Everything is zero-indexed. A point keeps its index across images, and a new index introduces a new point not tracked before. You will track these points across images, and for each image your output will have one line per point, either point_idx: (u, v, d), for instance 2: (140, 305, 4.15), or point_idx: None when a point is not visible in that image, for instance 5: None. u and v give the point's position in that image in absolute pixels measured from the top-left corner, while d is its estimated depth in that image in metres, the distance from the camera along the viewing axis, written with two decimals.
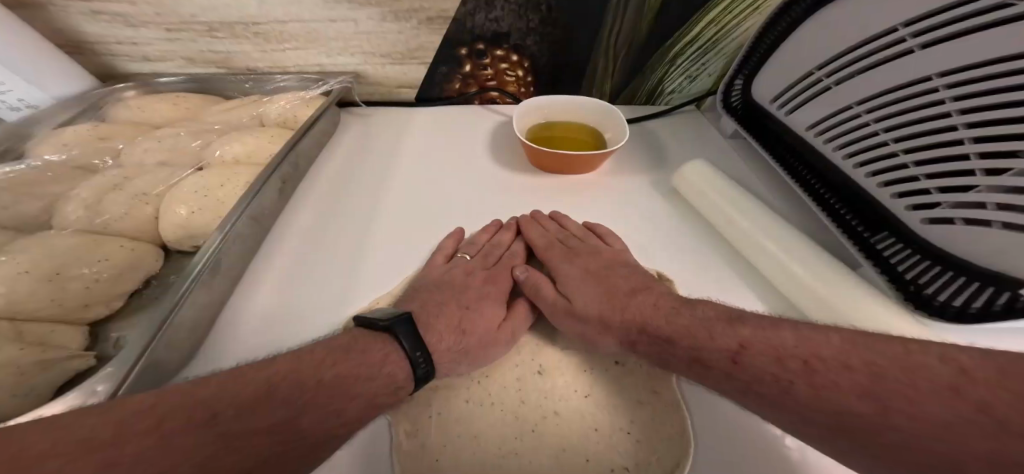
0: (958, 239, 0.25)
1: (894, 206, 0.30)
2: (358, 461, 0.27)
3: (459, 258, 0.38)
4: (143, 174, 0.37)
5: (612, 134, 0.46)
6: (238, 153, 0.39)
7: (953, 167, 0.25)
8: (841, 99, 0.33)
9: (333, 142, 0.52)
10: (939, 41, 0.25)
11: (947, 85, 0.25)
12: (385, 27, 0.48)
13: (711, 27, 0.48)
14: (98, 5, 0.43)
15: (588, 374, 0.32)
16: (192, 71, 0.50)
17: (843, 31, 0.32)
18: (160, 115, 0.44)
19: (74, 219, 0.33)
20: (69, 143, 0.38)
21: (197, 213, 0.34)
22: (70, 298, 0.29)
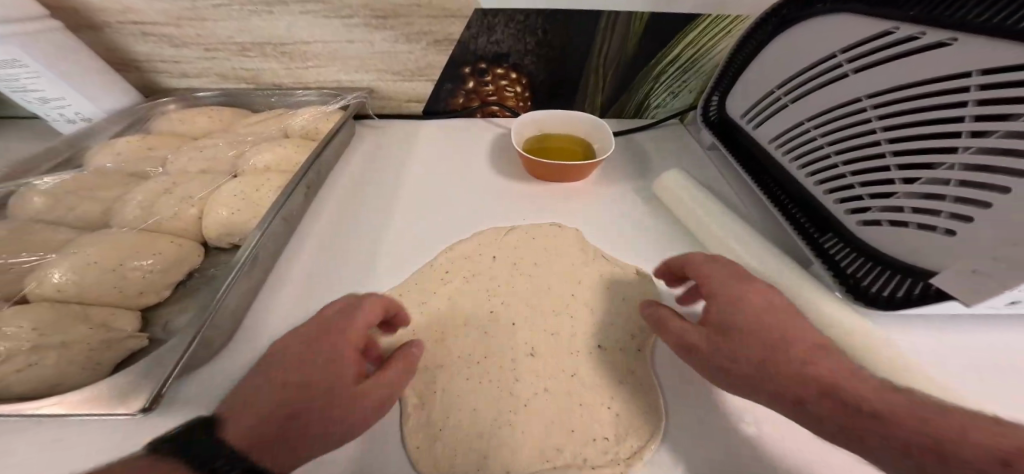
0: (884, 238, 0.30)
1: (837, 211, 0.34)
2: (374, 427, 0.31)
3: (461, 256, 0.43)
4: (188, 178, 0.42)
5: (601, 145, 0.51)
6: (269, 161, 0.45)
7: (878, 177, 0.30)
8: (794, 116, 0.38)
9: (349, 150, 0.57)
10: (869, 66, 0.30)
11: (873, 105, 0.30)
12: (397, 48, 0.54)
13: (690, 48, 0.53)
14: (147, 29, 0.49)
15: (576, 356, 0.36)
16: (224, 86, 0.56)
17: (796, 55, 0.37)
18: (197, 126, 0.49)
19: (130, 218, 0.38)
20: (121, 151, 0.43)
21: (236, 214, 0.39)
22: (130, 285, 0.34)
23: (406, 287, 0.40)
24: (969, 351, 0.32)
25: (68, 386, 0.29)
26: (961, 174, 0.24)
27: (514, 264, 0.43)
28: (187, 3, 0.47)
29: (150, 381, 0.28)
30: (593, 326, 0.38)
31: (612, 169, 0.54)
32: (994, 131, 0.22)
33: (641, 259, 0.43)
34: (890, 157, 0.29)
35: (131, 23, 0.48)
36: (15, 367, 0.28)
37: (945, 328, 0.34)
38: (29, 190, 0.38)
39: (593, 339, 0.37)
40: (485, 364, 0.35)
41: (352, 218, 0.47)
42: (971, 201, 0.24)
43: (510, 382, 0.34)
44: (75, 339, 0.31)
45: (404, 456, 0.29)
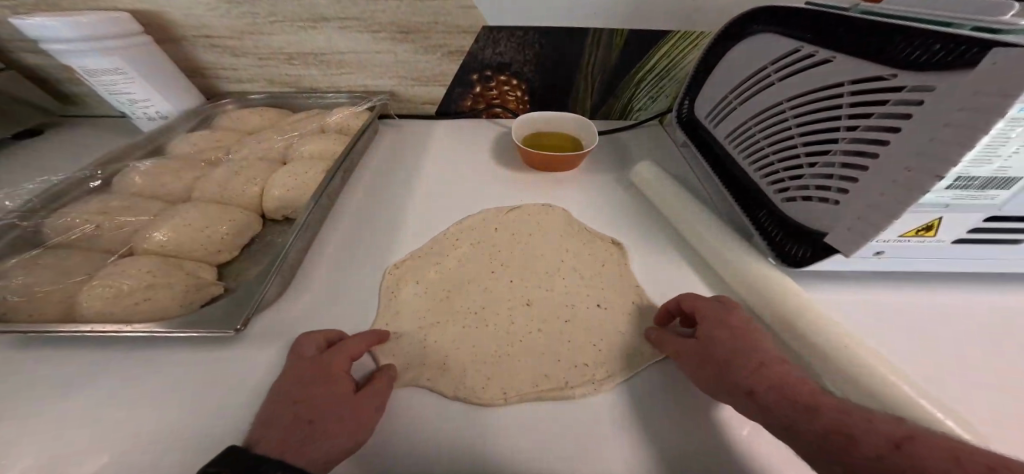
0: (796, 211, 0.39)
1: (768, 191, 0.44)
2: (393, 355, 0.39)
3: (467, 230, 0.52)
4: (250, 164, 0.52)
5: (588, 140, 0.60)
6: (314, 152, 0.55)
7: (793, 161, 0.40)
8: (741, 115, 0.48)
9: (372, 146, 0.67)
10: (789, 76, 0.41)
11: (790, 106, 0.40)
12: (416, 58, 0.63)
13: (664, 59, 0.62)
14: (214, 42, 0.60)
15: (566, 309, 0.43)
16: (271, 89, 0.67)
17: (742, 68, 0.48)
18: (251, 123, 0.60)
19: (210, 194, 0.49)
20: (198, 143, 0.54)
21: (290, 192, 0.49)
22: (212, 244, 0.44)
23: (422, 252, 0.49)
24: (889, 306, 0.39)
25: (168, 314, 0.37)
26: (844, 158, 0.33)
27: (512, 235, 0.52)
28: (250, 21, 0.58)
29: (243, 311, 0.37)
30: (578, 285, 0.46)
31: (597, 163, 0.64)
32: (861, 125, 0.32)
33: (617, 234, 0.52)
34: (801, 147, 0.39)
35: (203, 37, 0.59)
36: (137, 299, 0.37)
37: (869, 289, 0.40)
38: (132, 170, 0.49)
39: (577, 295, 0.45)
40: (486, 313, 0.43)
41: (377, 201, 0.57)
42: (848, 178, 0.33)
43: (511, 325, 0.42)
44: (177, 282, 0.39)
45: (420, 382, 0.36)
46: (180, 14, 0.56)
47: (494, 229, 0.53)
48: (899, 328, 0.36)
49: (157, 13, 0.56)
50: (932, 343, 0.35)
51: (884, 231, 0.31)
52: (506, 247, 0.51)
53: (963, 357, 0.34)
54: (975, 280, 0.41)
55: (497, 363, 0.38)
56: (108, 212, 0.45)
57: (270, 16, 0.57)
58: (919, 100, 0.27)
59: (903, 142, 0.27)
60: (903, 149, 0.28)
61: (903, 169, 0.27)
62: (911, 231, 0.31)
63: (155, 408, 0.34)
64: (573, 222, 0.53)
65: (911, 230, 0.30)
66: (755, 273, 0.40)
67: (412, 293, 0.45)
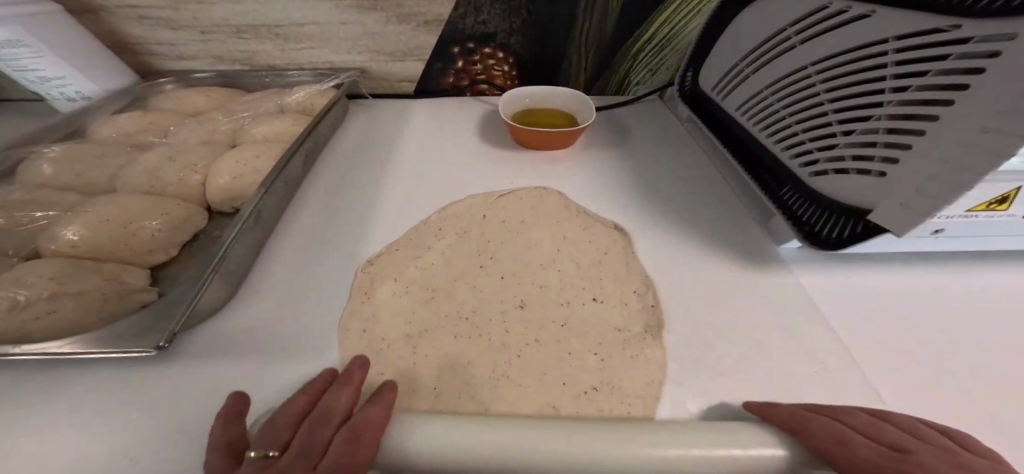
0: (829, 185, 0.35)
1: (793, 168, 0.39)
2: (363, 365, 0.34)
3: (450, 217, 0.46)
4: (190, 149, 0.45)
5: (583, 117, 0.55)
6: (268, 133, 0.48)
7: (825, 131, 0.35)
8: (756, 85, 0.43)
9: (343, 127, 0.59)
10: (811, 37, 0.36)
11: (817, 70, 0.35)
12: (389, 29, 0.56)
13: (665, 27, 0.56)
14: (144, 11, 0.52)
15: (566, 308, 0.38)
16: (220, 68, 0.59)
17: (754, 33, 0.43)
18: (196, 104, 0.52)
19: (138, 184, 0.41)
20: (125, 125, 0.46)
21: (237, 180, 0.41)
22: (140, 243, 0.36)
23: (401, 246, 0.43)
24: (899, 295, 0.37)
25: (84, 329, 0.31)
26: (890, 122, 0.29)
27: (503, 224, 0.46)
28: None
29: (163, 324, 0.30)
30: (583, 280, 0.40)
31: (593, 141, 0.58)
32: (912, 85, 0.27)
33: (620, 219, 0.46)
34: (832, 115, 0.34)
35: (129, 6, 0.51)
36: (37, 313, 0.30)
37: (873, 275, 0.39)
38: (43, 158, 0.41)
39: (583, 293, 0.39)
40: (474, 316, 0.38)
41: (349, 189, 0.50)
42: (899, 145, 0.28)
43: (506, 327, 0.37)
44: (92, 290, 0.32)
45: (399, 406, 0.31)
46: None
47: (479, 217, 0.46)
48: (915, 322, 0.35)
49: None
50: (951, 341, 0.33)
51: (950, 207, 0.26)
52: (497, 234, 0.45)
53: (970, 347, 0.33)
54: (979, 261, 0.40)
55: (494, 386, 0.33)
56: (8, 207, 0.37)
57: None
58: (994, 51, 0.22)
59: (971, 106, 0.23)
60: (974, 111, 0.22)
61: (976, 132, 0.22)
62: (981, 205, 0.26)
63: (60, 438, 0.27)
64: (570, 208, 0.47)
65: (983, 204, 0.26)
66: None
67: (388, 295, 0.39)
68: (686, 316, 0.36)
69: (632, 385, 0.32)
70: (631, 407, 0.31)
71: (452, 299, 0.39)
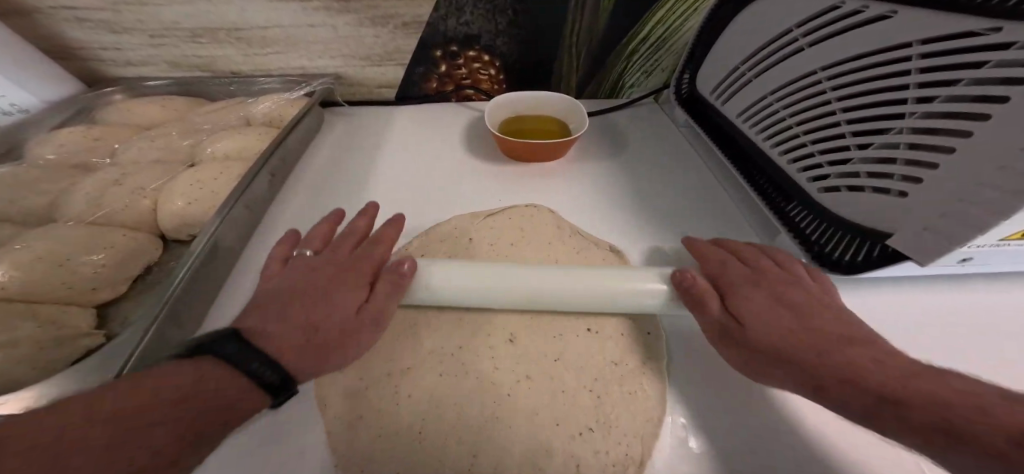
0: (841, 202, 0.32)
1: (801, 181, 0.37)
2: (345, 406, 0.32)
3: (433, 238, 0.43)
4: (139, 168, 0.41)
5: (576, 125, 0.51)
6: (228, 149, 0.43)
7: (836, 143, 0.32)
8: (759, 90, 0.40)
9: (317, 138, 0.55)
10: (821, 39, 0.33)
11: (828, 76, 0.32)
12: (362, 31, 0.52)
13: (659, 27, 0.53)
14: (81, 13, 0.48)
15: (560, 341, 0.36)
16: (175, 74, 0.55)
17: (756, 34, 0.40)
18: (150, 117, 0.48)
19: (79, 212, 0.37)
20: (66, 143, 0.42)
21: (192, 205, 0.37)
22: (81, 280, 0.32)
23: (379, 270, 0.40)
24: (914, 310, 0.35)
25: (13, 387, 0.27)
26: (912, 137, 0.26)
27: (491, 247, 0.42)
28: None
29: (101, 380, 0.26)
30: (577, 309, 0.38)
31: (586, 149, 0.55)
32: (939, 96, 0.24)
33: (615, 234, 0.44)
34: (845, 126, 0.31)
35: (64, 8, 0.47)
36: None
37: (888, 289, 0.37)
38: None
39: (578, 323, 0.37)
40: (462, 351, 0.36)
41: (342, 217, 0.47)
42: (921, 163, 0.25)
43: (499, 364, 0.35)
44: (23, 339, 0.29)
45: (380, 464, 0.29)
46: None
47: (465, 236, 0.43)
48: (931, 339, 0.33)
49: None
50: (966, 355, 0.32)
51: (984, 235, 0.24)
52: (484, 255, 0.42)
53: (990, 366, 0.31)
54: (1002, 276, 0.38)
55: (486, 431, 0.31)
56: None
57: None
58: None
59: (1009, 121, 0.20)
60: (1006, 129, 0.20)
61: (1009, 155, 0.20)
62: (1016, 233, 0.24)
63: None
64: (562, 224, 0.45)
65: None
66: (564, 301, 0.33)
67: None
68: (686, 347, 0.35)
69: (630, 425, 0.31)
70: (631, 451, 0.30)
71: (439, 332, 0.37)
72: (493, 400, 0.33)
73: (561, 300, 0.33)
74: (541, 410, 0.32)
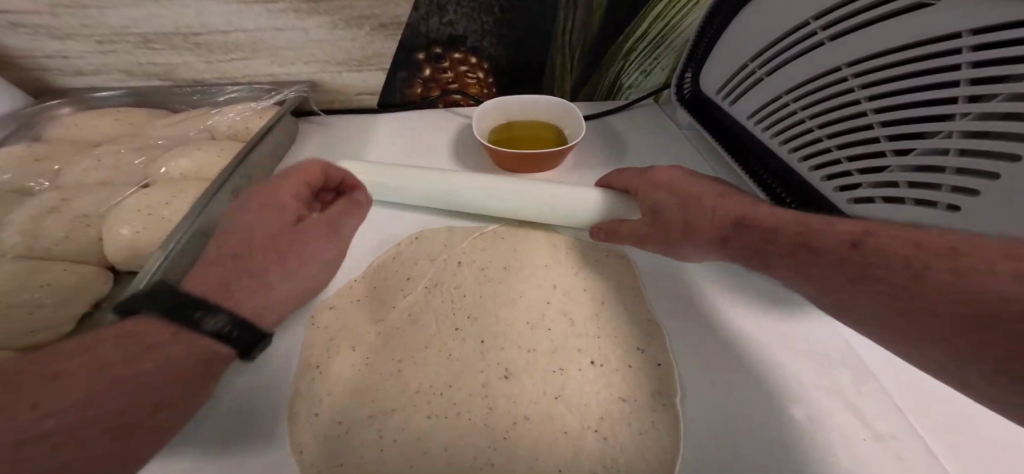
0: (880, 214, 0.29)
1: (825, 189, 0.34)
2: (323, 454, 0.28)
3: (419, 262, 0.39)
4: (84, 191, 0.37)
5: (571, 130, 0.48)
6: (188, 169, 0.39)
7: (868, 149, 0.29)
8: (772, 90, 0.37)
9: (292, 152, 0.51)
10: (843, 33, 0.29)
11: (855, 74, 0.28)
12: (337, 35, 0.48)
13: (658, 23, 0.49)
14: (17, 18, 0.43)
15: (561, 375, 0.32)
16: (131, 83, 0.52)
17: (765, 28, 0.36)
18: (103, 133, 0.44)
19: (12, 245, 0.33)
20: (1, 165, 0.38)
21: (141, 233, 0.33)
22: (12, 325, 0.28)
23: (358, 297, 0.36)
24: None
25: None
26: (962, 143, 0.23)
27: (481, 270, 0.39)
28: None
29: None
30: (578, 338, 0.35)
31: (583, 156, 0.51)
32: (997, 94, 0.21)
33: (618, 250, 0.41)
34: (878, 130, 0.28)
35: None
36: None
37: None
38: None
39: (577, 353, 0.34)
40: (451, 390, 0.32)
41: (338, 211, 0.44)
42: (976, 172, 0.22)
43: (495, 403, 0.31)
44: None
45: None
46: None
47: (453, 258, 0.40)
48: None
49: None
50: None
51: None
52: (473, 276, 0.39)
53: None
54: None
55: None
56: None
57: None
58: None
59: None
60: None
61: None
62: None
63: None
64: (559, 242, 0.42)
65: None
66: (535, 210, 0.40)
67: (346, 367, 0.33)
68: (698, 370, 0.32)
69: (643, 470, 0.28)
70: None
71: (426, 365, 0.33)
72: (490, 444, 0.29)
73: (521, 210, 0.41)
74: (541, 455, 0.29)
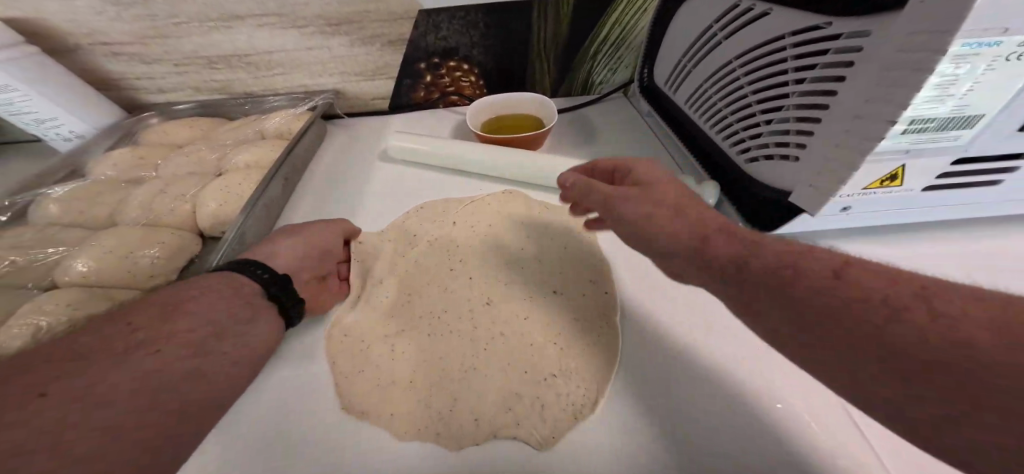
0: (762, 171, 0.38)
1: (733, 156, 0.43)
2: (353, 358, 0.40)
3: (424, 227, 0.50)
4: (179, 179, 0.51)
5: (546, 119, 0.58)
6: (250, 160, 0.53)
7: (751, 121, 0.38)
8: (696, 79, 0.46)
9: (322, 148, 0.63)
10: (734, 34, 0.38)
11: (741, 64, 0.38)
12: (354, 51, 0.60)
13: (615, 28, 0.59)
14: (119, 48, 0.58)
15: (529, 303, 0.43)
16: (199, 98, 0.65)
17: (690, 32, 0.46)
18: (181, 136, 0.58)
19: (135, 215, 0.46)
20: (118, 162, 0.52)
21: (223, 206, 0.46)
22: (141, 269, 0.41)
23: (377, 253, 0.48)
24: None
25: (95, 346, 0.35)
26: (795, 111, 0.32)
27: (472, 229, 0.50)
28: (152, 24, 0.55)
29: None
30: (545, 278, 0.45)
31: (559, 142, 0.61)
32: (808, 75, 0.30)
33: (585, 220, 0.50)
34: (755, 105, 0.37)
35: (102, 44, 0.57)
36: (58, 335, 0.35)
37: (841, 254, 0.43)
38: (48, 199, 0.46)
39: (545, 287, 0.44)
40: (446, 315, 0.43)
41: (386, 177, 0.58)
42: (803, 131, 0.32)
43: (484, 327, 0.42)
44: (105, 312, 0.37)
45: (382, 405, 0.36)
46: (68, 19, 0.54)
47: (451, 222, 0.51)
48: None
49: (42, 23, 0.54)
50: None
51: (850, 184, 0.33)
52: (466, 236, 0.49)
53: None
54: (925, 232, 0.45)
55: (463, 381, 0.38)
56: (21, 247, 0.42)
57: (172, 17, 0.55)
58: (859, 47, 0.25)
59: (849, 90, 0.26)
60: (852, 97, 0.26)
61: (856, 118, 0.26)
62: (877, 182, 0.33)
63: None
64: (535, 210, 0.52)
65: (878, 181, 0.32)
66: (530, 165, 0.53)
67: (370, 300, 0.44)
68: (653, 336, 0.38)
69: (587, 368, 0.38)
70: (588, 390, 0.36)
71: (429, 300, 0.44)
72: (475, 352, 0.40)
73: (518, 169, 0.53)
74: (514, 362, 0.39)
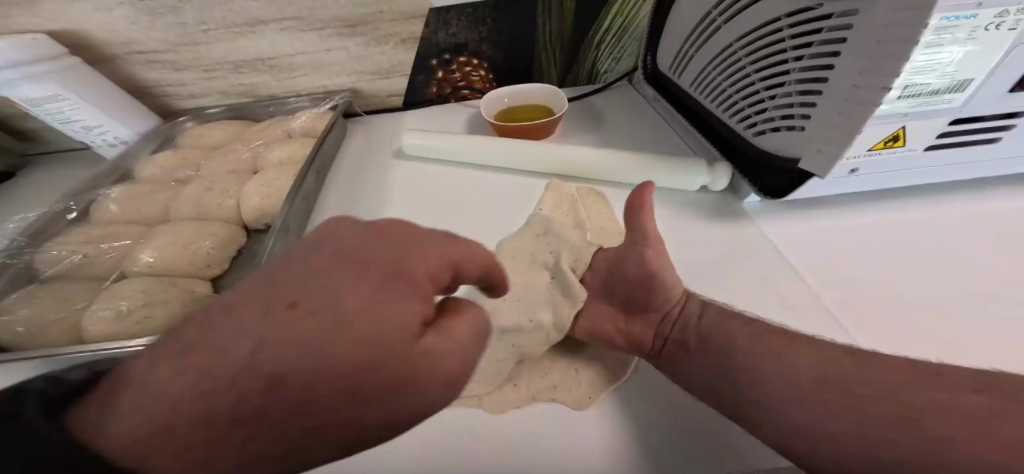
0: (770, 143, 0.42)
1: (741, 131, 0.46)
2: None
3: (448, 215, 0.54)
4: (220, 177, 0.55)
5: (555, 109, 0.62)
6: (282, 158, 0.57)
7: (756, 97, 0.41)
8: (700, 62, 0.50)
9: (345, 145, 0.68)
10: (733, 18, 0.42)
11: (744, 46, 0.41)
12: (370, 51, 0.64)
13: (618, 18, 0.62)
14: (153, 57, 0.62)
15: None
16: (226, 101, 0.70)
17: (691, 18, 0.49)
18: (215, 138, 0.62)
19: (186, 211, 0.51)
20: (164, 164, 0.56)
21: (264, 199, 0.51)
22: (200, 258, 0.46)
23: None
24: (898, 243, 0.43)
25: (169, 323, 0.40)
26: (797, 85, 0.35)
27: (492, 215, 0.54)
28: (183, 32, 0.60)
29: None
30: None
31: (568, 130, 0.65)
32: (807, 52, 0.33)
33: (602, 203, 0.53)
34: (759, 83, 0.40)
35: (138, 54, 0.62)
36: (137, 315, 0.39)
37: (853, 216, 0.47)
38: (108, 199, 0.51)
39: None
40: None
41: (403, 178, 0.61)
42: (806, 103, 0.35)
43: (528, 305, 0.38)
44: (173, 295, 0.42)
45: None
46: (108, 31, 0.59)
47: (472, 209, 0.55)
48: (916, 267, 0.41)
49: (85, 37, 0.59)
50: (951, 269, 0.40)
51: (857, 148, 0.37)
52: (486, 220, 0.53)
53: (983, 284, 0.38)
54: (922, 194, 0.48)
55: None
56: (91, 242, 0.47)
57: (202, 24, 0.59)
58: (850, 24, 0.29)
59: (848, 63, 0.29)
60: (851, 70, 0.30)
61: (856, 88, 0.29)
62: (879, 144, 0.37)
63: None
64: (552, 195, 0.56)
65: (880, 143, 0.36)
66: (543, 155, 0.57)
67: None
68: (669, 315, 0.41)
69: None
70: None
71: None
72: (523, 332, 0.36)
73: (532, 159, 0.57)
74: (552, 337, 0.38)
